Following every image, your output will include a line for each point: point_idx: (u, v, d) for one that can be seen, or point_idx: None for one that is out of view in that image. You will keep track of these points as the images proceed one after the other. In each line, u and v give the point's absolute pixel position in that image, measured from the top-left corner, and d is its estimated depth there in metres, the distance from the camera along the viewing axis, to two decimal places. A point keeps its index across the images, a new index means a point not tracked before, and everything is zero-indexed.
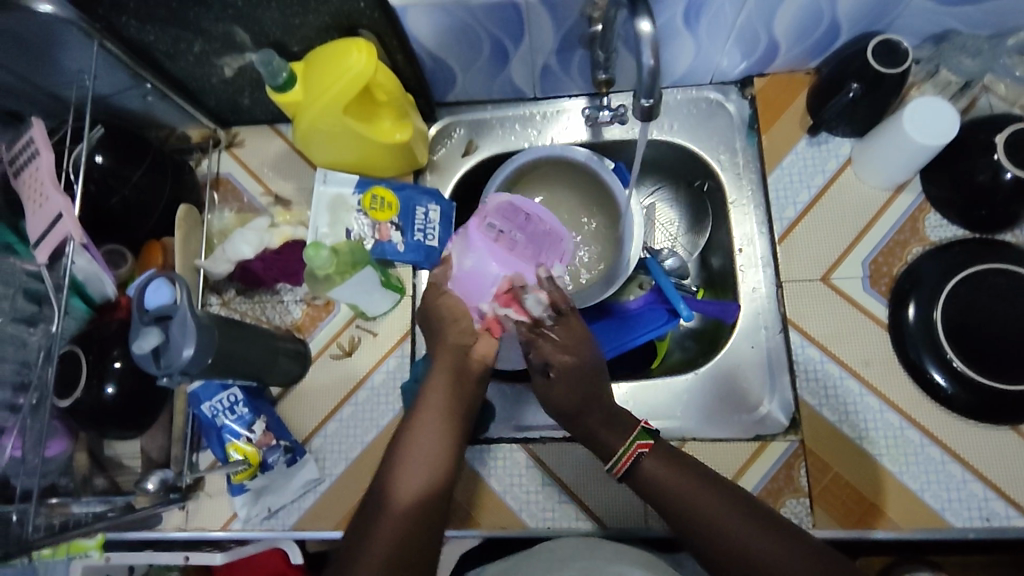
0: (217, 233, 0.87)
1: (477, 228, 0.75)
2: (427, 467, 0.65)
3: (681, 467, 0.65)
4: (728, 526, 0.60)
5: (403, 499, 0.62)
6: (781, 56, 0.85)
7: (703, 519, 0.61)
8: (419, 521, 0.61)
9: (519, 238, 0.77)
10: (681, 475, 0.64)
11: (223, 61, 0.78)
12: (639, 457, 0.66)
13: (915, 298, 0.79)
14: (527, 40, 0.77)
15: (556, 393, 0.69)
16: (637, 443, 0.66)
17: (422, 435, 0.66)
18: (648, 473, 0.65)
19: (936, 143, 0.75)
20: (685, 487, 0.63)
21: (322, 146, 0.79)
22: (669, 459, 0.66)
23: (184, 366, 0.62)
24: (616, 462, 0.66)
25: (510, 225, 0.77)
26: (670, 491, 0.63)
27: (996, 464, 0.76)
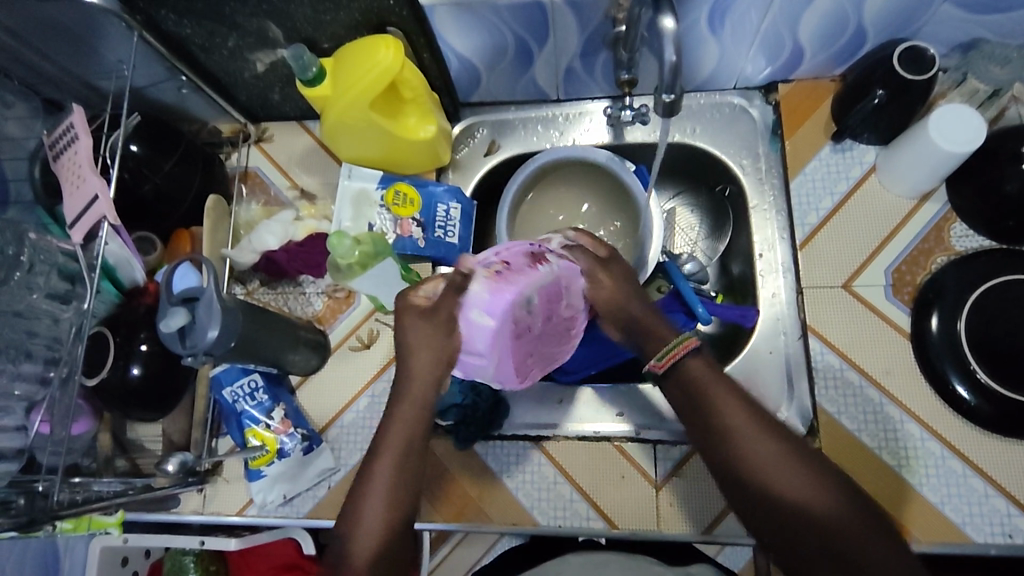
0: (244, 224, 0.89)
1: (518, 302, 0.61)
2: (400, 495, 0.60)
3: (739, 395, 0.59)
4: (795, 481, 0.55)
5: (372, 530, 0.59)
6: (805, 62, 0.85)
7: (766, 464, 0.55)
8: (391, 555, 0.59)
9: (536, 326, 0.66)
10: (738, 403, 0.58)
11: (255, 57, 0.80)
12: (689, 362, 0.60)
13: (938, 309, 0.78)
14: (553, 41, 0.78)
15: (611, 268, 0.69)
16: (686, 343, 0.60)
17: (387, 459, 0.62)
18: (694, 382, 0.59)
19: (963, 150, 0.74)
20: (741, 417, 0.57)
21: (348, 140, 0.81)
22: (717, 373, 0.60)
23: (208, 347, 0.63)
24: (662, 356, 0.61)
25: (542, 309, 0.64)
26: (724, 416, 0.58)
27: (1019, 480, 0.74)
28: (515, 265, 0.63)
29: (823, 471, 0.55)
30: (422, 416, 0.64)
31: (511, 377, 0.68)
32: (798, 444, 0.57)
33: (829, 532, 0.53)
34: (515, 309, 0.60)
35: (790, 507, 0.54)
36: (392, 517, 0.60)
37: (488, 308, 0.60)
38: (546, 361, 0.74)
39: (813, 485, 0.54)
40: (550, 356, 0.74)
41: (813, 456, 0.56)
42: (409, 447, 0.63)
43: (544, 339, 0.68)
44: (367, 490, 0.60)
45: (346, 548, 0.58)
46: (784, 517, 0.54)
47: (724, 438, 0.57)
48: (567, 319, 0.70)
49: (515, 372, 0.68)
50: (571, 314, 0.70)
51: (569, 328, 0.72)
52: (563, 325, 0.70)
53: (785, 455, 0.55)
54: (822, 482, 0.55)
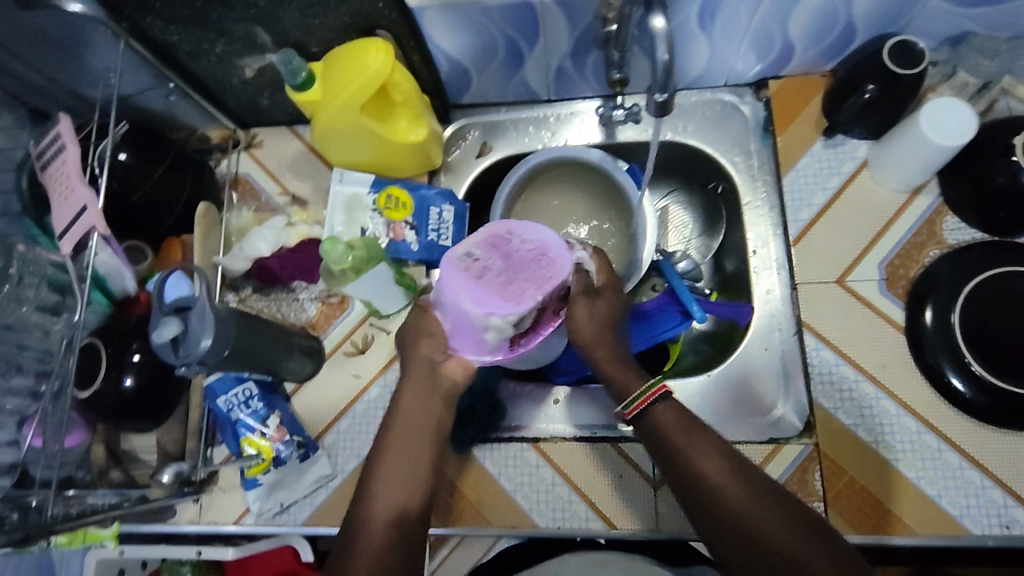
0: (235, 231, 0.88)
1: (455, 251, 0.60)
2: (409, 477, 0.64)
3: (706, 438, 0.62)
4: (761, 517, 0.57)
5: (380, 511, 0.61)
6: (796, 58, 0.85)
7: (733, 501, 0.58)
8: (400, 535, 0.61)
9: (502, 269, 0.59)
10: (704, 444, 0.61)
11: (244, 62, 0.79)
12: (657, 407, 0.64)
13: (932, 302, 0.78)
14: (543, 41, 0.78)
15: (601, 301, 0.70)
16: (655, 389, 0.64)
17: (393, 444, 0.66)
18: (665, 426, 0.63)
19: (953, 144, 0.74)
20: (709, 459, 0.60)
21: (339, 145, 0.80)
22: (685, 417, 0.63)
23: (202, 356, 0.62)
24: (632, 402, 0.64)
25: (490, 244, 0.61)
26: (692, 457, 0.60)
27: (1016, 471, 0.74)
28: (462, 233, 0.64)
29: (786, 509, 0.58)
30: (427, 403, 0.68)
31: (498, 306, 0.57)
32: (763, 482, 0.59)
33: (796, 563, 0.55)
34: (453, 259, 0.59)
35: (758, 541, 0.56)
36: (402, 500, 0.63)
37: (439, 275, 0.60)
38: (543, 286, 0.59)
39: (777, 523, 0.57)
40: (545, 280, 0.59)
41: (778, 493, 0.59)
42: (416, 433, 0.67)
43: (520, 272, 0.59)
44: (376, 476, 0.64)
45: (353, 532, 0.60)
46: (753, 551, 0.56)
47: (697, 481, 0.60)
48: (538, 250, 0.60)
49: (503, 299, 0.57)
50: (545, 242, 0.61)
51: (554, 257, 0.60)
52: (542, 256, 0.60)
53: (752, 493, 0.58)
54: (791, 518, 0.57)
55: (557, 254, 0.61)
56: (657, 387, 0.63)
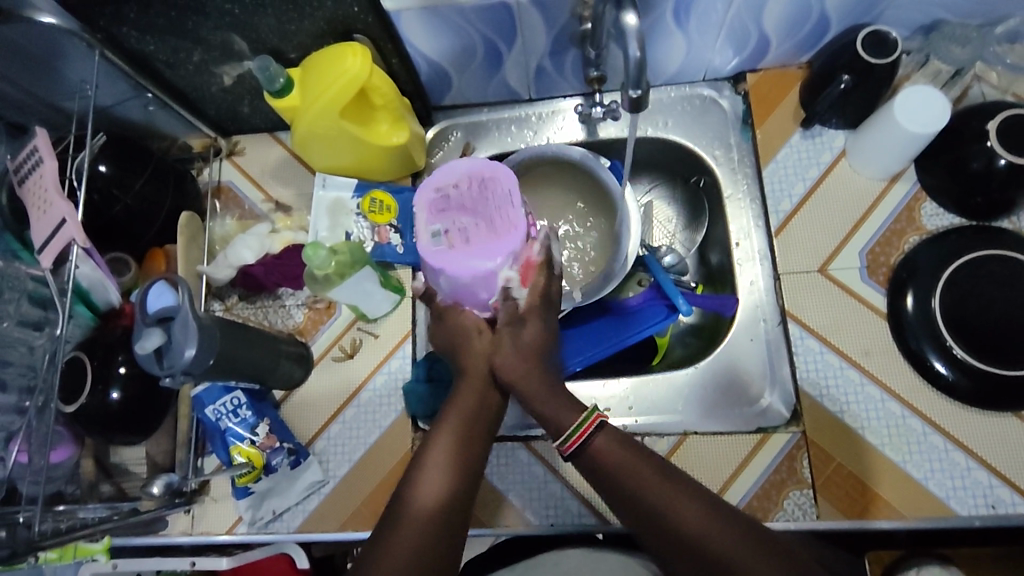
0: (219, 239, 0.88)
1: (428, 246, 0.69)
2: (460, 465, 0.64)
3: (647, 463, 0.62)
4: (712, 540, 0.57)
5: (426, 497, 0.61)
6: (772, 52, 0.86)
7: (679, 525, 0.59)
8: (444, 523, 0.60)
9: (471, 219, 0.69)
10: (644, 469, 0.62)
11: (222, 70, 0.79)
12: (593, 437, 0.64)
13: (912, 288, 0.79)
14: (521, 41, 0.79)
15: (526, 331, 0.69)
16: (591, 420, 0.64)
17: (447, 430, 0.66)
18: (604, 458, 0.63)
19: (928, 131, 0.75)
20: (652, 486, 0.61)
21: (320, 150, 0.80)
22: (626, 445, 0.64)
23: (186, 366, 0.63)
24: (568, 438, 0.64)
25: (451, 216, 0.69)
26: (634, 486, 0.61)
27: (1000, 451, 0.75)
28: (427, 228, 0.69)
29: (739, 529, 0.58)
30: (484, 397, 0.69)
31: (508, 242, 0.67)
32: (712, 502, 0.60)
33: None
34: (438, 246, 0.68)
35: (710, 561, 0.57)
36: (448, 489, 0.62)
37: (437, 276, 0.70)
38: (513, 199, 0.69)
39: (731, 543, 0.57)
40: (507, 194, 0.70)
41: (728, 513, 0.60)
42: (469, 424, 0.67)
43: (490, 208, 0.69)
44: (425, 464, 0.64)
45: (398, 515, 0.60)
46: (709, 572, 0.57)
47: (644, 510, 0.60)
48: (479, 181, 0.71)
49: (505, 237, 0.68)
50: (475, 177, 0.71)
51: (488, 176, 0.71)
52: (481, 184, 0.71)
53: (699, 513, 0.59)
54: (742, 534, 0.58)
55: (491, 172, 0.71)
56: (591, 419, 0.64)
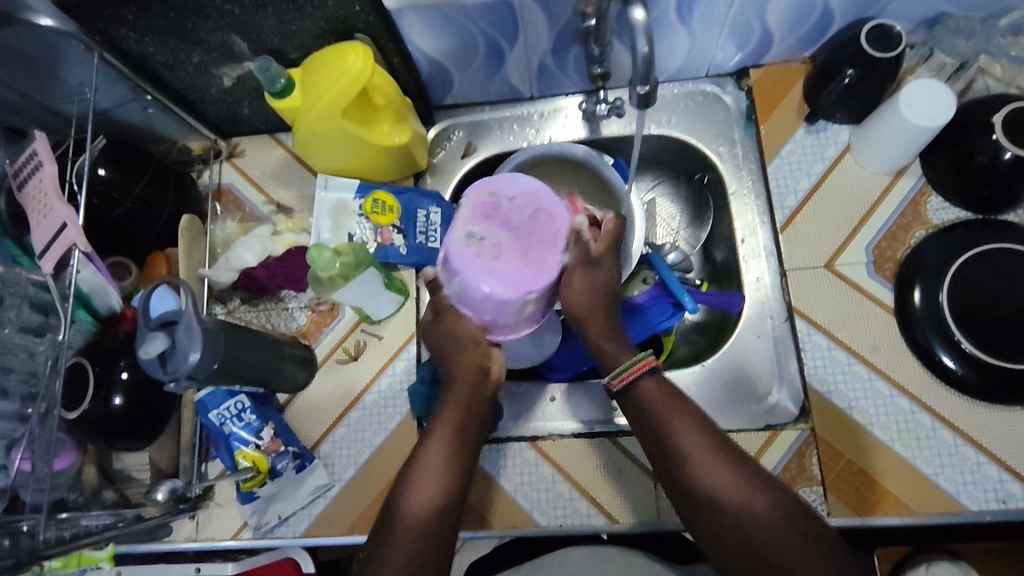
0: (220, 242, 0.87)
1: (455, 242, 0.63)
2: (448, 475, 0.64)
3: (684, 408, 0.64)
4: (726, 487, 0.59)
5: (418, 503, 0.61)
6: (775, 47, 0.86)
7: (702, 470, 0.60)
8: (436, 528, 0.61)
9: (508, 238, 0.63)
10: (681, 413, 0.63)
11: (222, 71, 0.79)
12: (640, 377, 0.66)
13: (919, 282, 0.78)
14: (523, 39, 0.78)
15: (599, 273, 0.69)
16: (642, 362, 0.66)
17: (437, 437, 0.65)
18: (648, 400, 0.64)
19: (934, 125, 0.75)
20: (686, 429, 0.62)
21: (322, 150, 0.80)
22: (668, 389, 0.65)
23: (191, 371, 0.62)
24: (617, 374, 0.66)
25: (490, 224, 0.64)
26: (667, 427, 0.63)
27: (1010, 446, 0.75)
28: (462, 221, 0.64)
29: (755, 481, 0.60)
30: (473, 400, 0.68)
31: (533, 282, 0.62)
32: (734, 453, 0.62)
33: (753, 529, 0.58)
34: (463, 247, 0.62)
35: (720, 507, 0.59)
36: (440, 494, 0.62)
37: (450, 274, 0.64)
38: (557, 243, 0.64)
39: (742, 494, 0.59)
40: (552, 236, 0.64)
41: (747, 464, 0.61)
42: (460, 428, 0.66)
43: (529, 237, 0.64)
44: (414, 475, 0.64)
45: (392, 522, 0.61)
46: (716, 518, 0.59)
47: (680, 458, 0.62)
48: (529, 207, 0.65)
49: (532, 274, 0.62)
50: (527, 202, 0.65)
51: (545, 210, 0.65)
52: (533, 214, 0.64)
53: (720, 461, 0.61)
54: (770, 498, 0.59)
55: (549, 204, 0.65)
56: (642, 361, 0.65)
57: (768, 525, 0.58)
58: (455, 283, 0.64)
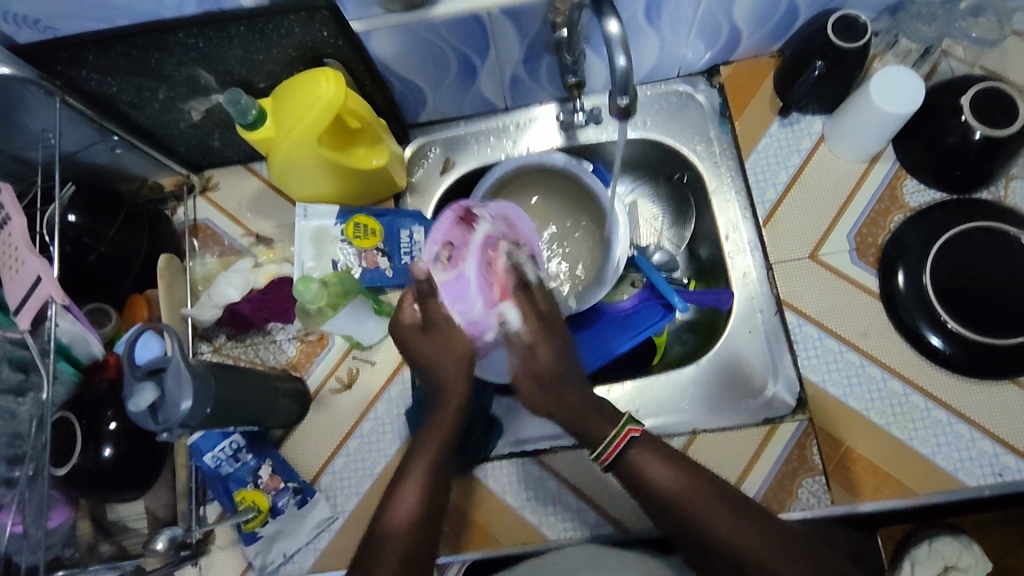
0: (201, 279, 0.86)
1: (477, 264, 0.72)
2: (432, 486, 0.63)
3: (675, 464, 0.64)
4: (732, 538, 0.60)
5: (402, 519, 0.61)
6: (744, 43, 0.86)
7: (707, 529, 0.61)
8: (416, 548, 0.60)
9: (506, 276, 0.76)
10: (673, 470, 0.63)
11: (190, 105, 0.77)
12: (628, 445, 0.65)
13: (903, 266, 0.79)
14: (494, 52, 0.78)
15: (539, 349, 0.71)
16: (628, 431, 0.65)
17: (426, 453, 0.65)
18: (636, 466, 0.64)
19: (905, 111, 0.76)
20: (679, 485, 0.63)
21: (300, 178, 0.78)
22: (656, 449, 0.65)
23: (183, 419, 0.60)
24: (603, 451, 0.65)
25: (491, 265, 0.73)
26: (664, 491, 0.63)
27: (1001, 419, 0.76)
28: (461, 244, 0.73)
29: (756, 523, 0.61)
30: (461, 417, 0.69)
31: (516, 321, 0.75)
32: (731, 498, 0.62)
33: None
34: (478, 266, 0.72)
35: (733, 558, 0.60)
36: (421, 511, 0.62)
37: (462, 288, 0.70)
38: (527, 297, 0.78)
39: (749, 540, 0.60)
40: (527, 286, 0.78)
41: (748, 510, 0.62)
42: (445, 446, 0.66)
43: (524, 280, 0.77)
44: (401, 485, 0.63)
45: (377, 540, 0.60)
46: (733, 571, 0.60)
47: (673, 515, 0.62)
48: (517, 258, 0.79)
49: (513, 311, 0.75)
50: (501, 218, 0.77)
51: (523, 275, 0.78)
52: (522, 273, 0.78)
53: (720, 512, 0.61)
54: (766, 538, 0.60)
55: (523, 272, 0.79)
56: (627, 430, 0.65)
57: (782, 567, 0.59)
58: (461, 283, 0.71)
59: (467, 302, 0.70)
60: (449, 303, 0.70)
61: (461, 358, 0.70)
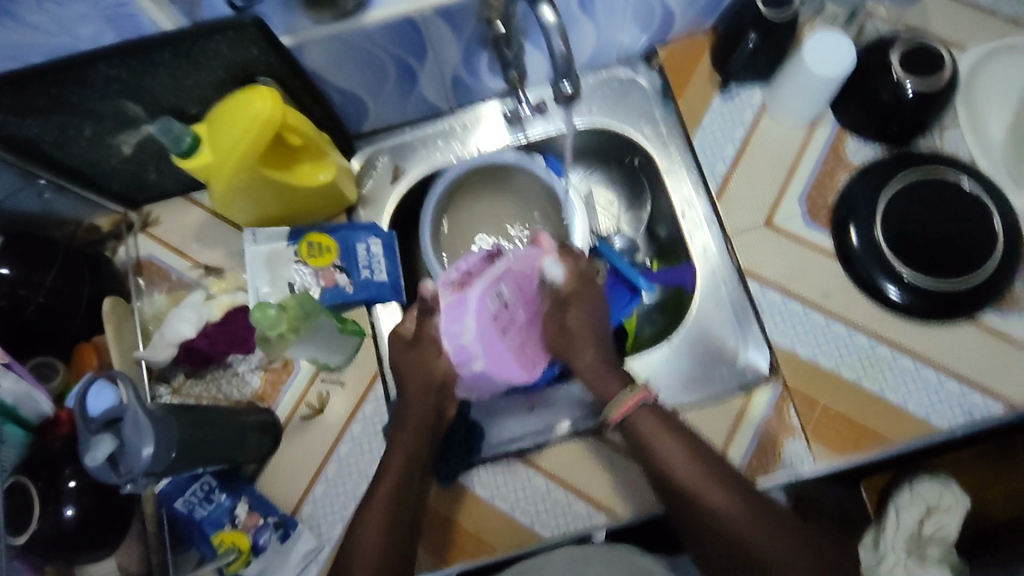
0: (151, 318, 0.82)
1: (483, 298, 0.67)
2: (400, 503, 0.65)
3: (676, 433, 0.66)
4: (717, 506, 0.62)
5: (372, 538, 0.63)
6: (678, 23, 0.87)
7: (697, 492, 0.63)
8: (387, 563, 0.63)
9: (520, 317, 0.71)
10: (674, 440, 0.65)
11: (119, 139, 0.73)
12: (634, 410, 0.67)
13: (854, 223, 0.81)
14: (432, 54, 0.76)
15: (569, 313, 0.73)
16: (634, 395, 0.67)
17: (389, 474, 0.67)
18: (640, 431, 0.67)
19: (839, 74, 0.78)
20: (677, 452, 0.65)
21: (247, 202, 0.76)
22: (661, 419, 0.67)
23: (147, 467, 0.57)
24: (613, 409, 0.68)
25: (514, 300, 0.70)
26: (661, 456, 0.65)
27: (964, 360, 0.78)
28: (475, 269, 0.69)
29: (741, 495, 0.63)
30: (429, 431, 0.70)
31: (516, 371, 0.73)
32: (720, 470, 0.64)
33: (746, 543, 0.61)
34: (486, 305, 0.67)
35: (716, 524, 0.62)
36: (390, 529, 0.64)
37: (460, 318, 0.67)
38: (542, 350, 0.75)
39: (734, 509, 0.62)
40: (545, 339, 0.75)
41: (737, 483, 0.64)
42: (412, 462, 0.68)
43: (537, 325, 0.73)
44: (370, 504, 0.65)
45: (349, 560, 0.63)
46: (712, 536, 0.62)
47: (668, 480, 0.64)
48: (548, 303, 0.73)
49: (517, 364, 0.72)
50: (528, 263, 0.71)
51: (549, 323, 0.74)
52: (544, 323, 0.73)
53: (710, 481, 0.63)
54: (749, 507, 0.62)
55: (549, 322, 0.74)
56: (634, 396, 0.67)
57: (762, 537, 0.60)
58: (460, 318, 0.67)
59: (459, 329, 0.67)
60: (443, 323, 0.68)
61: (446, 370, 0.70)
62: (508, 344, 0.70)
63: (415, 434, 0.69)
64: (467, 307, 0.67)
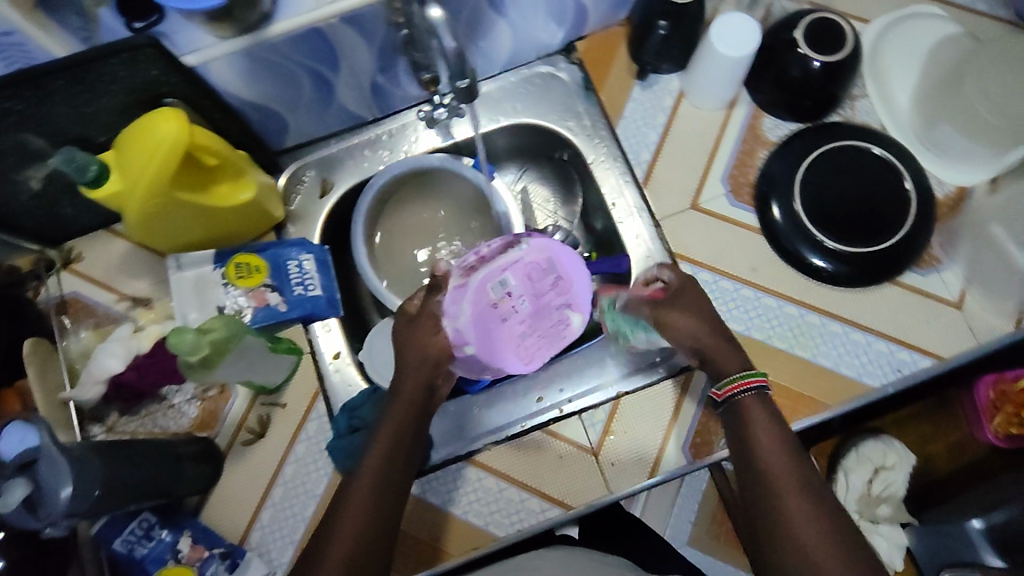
0: (78, 357, 0.79)
1: (484, 282, 0.70)
2: (385, 476, 0.64)
3: (778, 428, 0.63)
4: (793, 500, 0.58)
5: (356, 505, 0.62)
6: (592, 17, 0.88)
7: (773, 477, 0.60)
8: (369, 536, 0.61)
9: (525, 309, 0.73)
10: (773, 431, 0.63)
11: (26, 175, 0.71)
12: (745, 395, 0.66)
13: (775, 198, 0.83)
14: (345, 64, 0.76)
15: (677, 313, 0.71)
16: (749, 378, 0.66)
17: (380, 448, 0.66)
18: (744, 412, 0.65)
19: (747, 53, 0.80)
20: (770, 440, 0.63)
21: (168, 226, 0.74)
22: (771, 412, 0.65)
23: (67, 508, 0.55)
24: (726, 385, 0.67)
25: (522, 289, 0.72)
26: (753, 438, 0.63)
27: (890, 320, 0.81)
28: (488, 255, 0.71)
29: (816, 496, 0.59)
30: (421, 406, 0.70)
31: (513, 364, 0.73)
32: (806, 472, 0.60)
33: (799, 539, 0.56)
34: (488, 290, 0.70)
35: (780, 514, 0.58)
36: (372, 503, 0.63)
37: (461, 299, 0.69)
38: (548, 348, 0.76)
39: (804, 505, 0.58)
40: (555, 336, 0.76)
41: (818, 485, 0.60)
42: (400, 437, 0.67)
43: (545, 321, 0.74)
44: (358, 477, 0.64)
45: (327, 533, 0.62)
46: (772, 527, 0.59)
47: (752, 464, 0.62)
48: (563, 303, 0.74)
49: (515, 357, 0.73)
50: (543, 252, 0.73)
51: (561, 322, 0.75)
52: (553, 321, 0.75)
53: (790, 474, 0.60)
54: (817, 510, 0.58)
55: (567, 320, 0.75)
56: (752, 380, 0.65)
57: (816, 539, 0.56)
58: (465, 297, 0.69)
59: (457, 311, 0.69)
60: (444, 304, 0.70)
61: (419, 360, 0.69)
62: (501, 331, 0.72)
63: (408, 409, 0.68)
64: (469, 290, 0.69)
